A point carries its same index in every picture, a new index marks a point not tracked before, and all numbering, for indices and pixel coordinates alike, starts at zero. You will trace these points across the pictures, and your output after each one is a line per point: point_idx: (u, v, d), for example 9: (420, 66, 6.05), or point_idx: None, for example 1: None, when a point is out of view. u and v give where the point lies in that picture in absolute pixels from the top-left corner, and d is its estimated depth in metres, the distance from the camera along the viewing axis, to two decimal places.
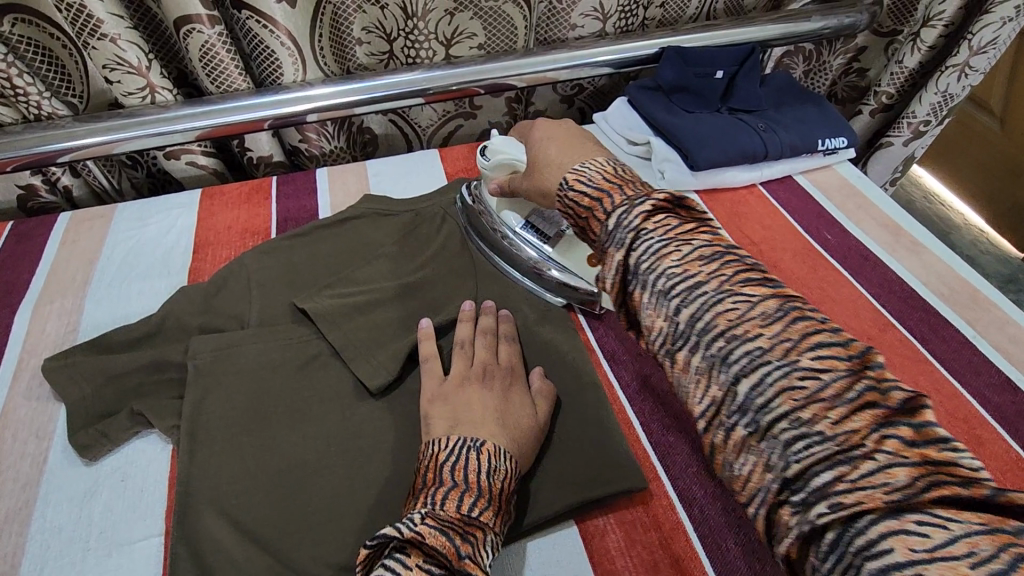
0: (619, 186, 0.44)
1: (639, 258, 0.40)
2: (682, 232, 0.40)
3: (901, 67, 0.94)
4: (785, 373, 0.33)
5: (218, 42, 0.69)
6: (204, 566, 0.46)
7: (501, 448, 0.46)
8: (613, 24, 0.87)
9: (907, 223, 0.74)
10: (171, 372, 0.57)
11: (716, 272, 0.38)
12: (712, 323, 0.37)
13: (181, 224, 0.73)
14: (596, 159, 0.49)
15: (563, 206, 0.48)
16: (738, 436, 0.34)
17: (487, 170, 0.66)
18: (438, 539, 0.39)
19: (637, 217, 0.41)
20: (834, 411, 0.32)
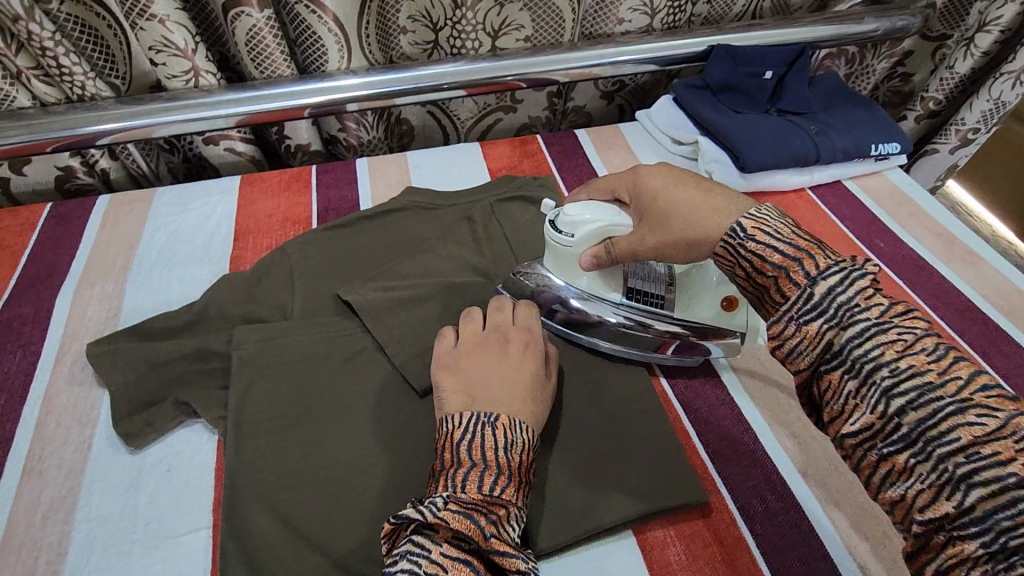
0: (818, 246, 0.40)
1: (852, 340, 0.36)
2: (896, 311, 0.36)
3: (952, 73, 0.92)
4: (958, 409, 0.33)
5: (265, 27, 0.68)
6: (255, 564, 0.44)
7: (515, 420, 0.46)
8: (661, 20, 0.85)
9: (963, 234, 0.72)
10: (215, 361, 0.56)
11: (874, 300, 0.37)
12: (848, 291, 0.37)
13: (222, 211, 0.72)
14: (769, 206, 0.44)
15: (733, 257, 0.43)
16: (902, 462, 0.34)
17: (572, 245, 0.54)
18: (463, 523, 0.40)
19: (856, 292, 0.37)
20: (1020, 449, 0.30)
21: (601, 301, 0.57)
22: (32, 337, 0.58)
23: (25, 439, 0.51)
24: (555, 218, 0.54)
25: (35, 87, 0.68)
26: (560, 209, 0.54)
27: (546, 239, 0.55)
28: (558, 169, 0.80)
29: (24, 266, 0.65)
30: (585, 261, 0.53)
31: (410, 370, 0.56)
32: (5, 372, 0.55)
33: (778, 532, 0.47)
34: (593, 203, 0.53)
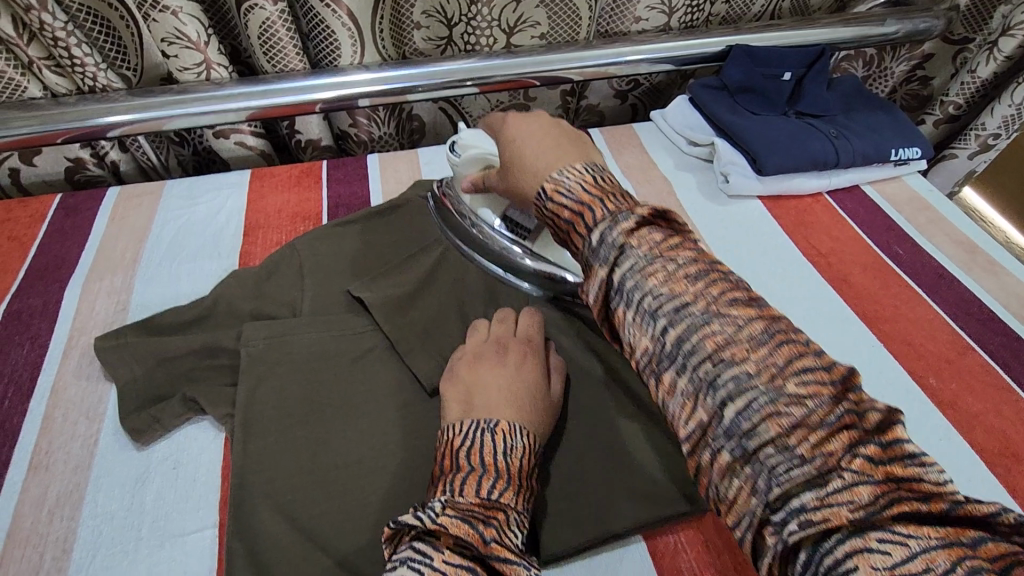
0: (602, 198, 0.39)
1: (624, 275, 0.36)
2: (666, 248, 0.36)
3: (974, 77, 0.90)
4: (771, 400, 0.30)
5: (278, 21, 0.67)
6: (261, 567, 0.44)
7: (514, 425, 0.45)
8: (678, 19, 0.83)
9: (984, 242, 0.71)
10: (222, 358, 0.55)
11: (647, 237, 0.37)
12: (699, 345, 0.33)
13: (231, 205, 0.71)
14: (574, 164, 0.42)
15: (542, 214, 0.42)
16: (724, 460, 0.31)
17: (459, 164, 0.62)
18: (461, 528, 0.37)
19: (623, 235, 0.37)
20: (823, 436, 0.29)
21: (483, 222, 0.63)
22: (41, 330, 0.58)
23: (31, 433, 0.51)
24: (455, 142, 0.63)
25: (47, 78, 0.67)
26: (460, 134, 0.62)
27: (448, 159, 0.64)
28: None
29: (34, 257, 0.64)
30: (465, 180, 0.60)
31: (420, 370, 0.55)
32: (13, 365, 0.55)
33: None
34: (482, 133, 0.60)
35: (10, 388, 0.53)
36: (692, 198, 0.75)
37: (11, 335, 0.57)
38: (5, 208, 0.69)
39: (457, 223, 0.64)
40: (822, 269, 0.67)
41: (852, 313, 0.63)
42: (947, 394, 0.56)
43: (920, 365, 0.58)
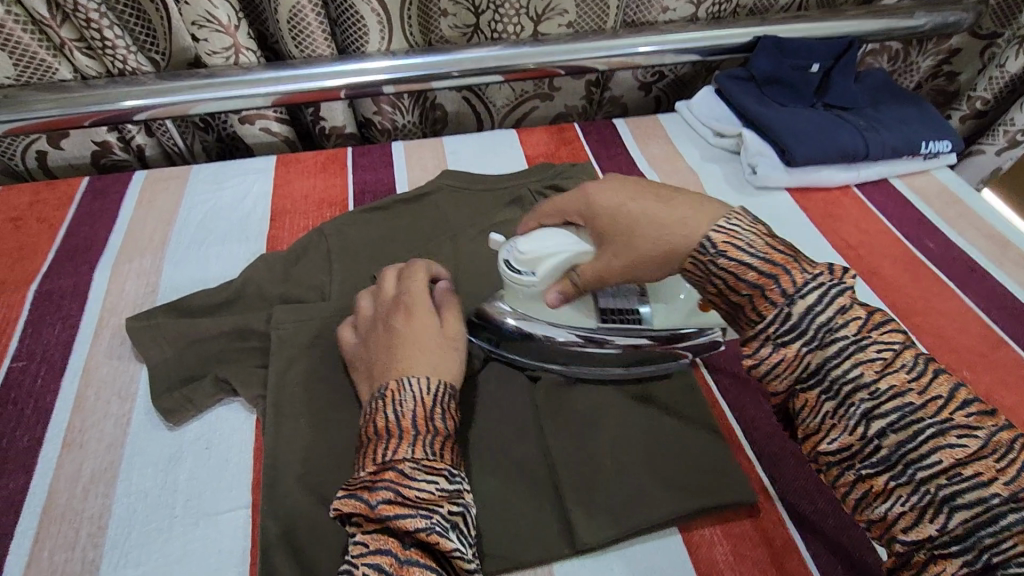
0: (792, 259, 0.40)
1: (830, 360, 0.37)
2: (870, 326, 0.38)
3: (1003, 72, 0.89)
4: (940, 430, 0.35)
5: (308, 5, 0.67)
6: (295, 547, 0.44)
7: (404, 380, 0.45)
8: (706, 9, 0.83)
9: (1015, 236, 0.70)
10: (253, 340, 0.55)
11: (852, 316, 0.38)
12: (855, 371, 0.37)
13: (257, 190, 0.71)
14: (735, 212, 0.43)
15: (701, 269, 0.43)
16: (881, 483, 0.36)
17: (535, 283, 0.49)
18: (348, 504, 0.40)
19: (833, 309, 0.38)
20: (999, 469, 0.33)
21: (570, 329, 0.54)
22: (71, 310, 0.58)
23: (65, 411, 0.51)
24: (508, 256, 0.49)
25: (77, 59, 0.68)
26: (513, 245, 0.49)
27: (508, 280, 0.50)
28: (595, 157, 0.78)
29: (63, 239, 0.65)
30: (552, 297, 0.50)
31: None
32: (45, 344, 0.55)
33: (829, 534, 0.46)
34: (545, 234, 0.48)
35: (43, 366, 0.53)
36: (718, 189, 0.74)
37: (42, 314, 0.57)
38: (33, 189, 0.70)
39: (521, 343, 0.54)
40: (851, 262, 0.67)
41: (883, 306, 0.62)
42: (981, 388, 0.55)
43: (953, 358, 0.58)
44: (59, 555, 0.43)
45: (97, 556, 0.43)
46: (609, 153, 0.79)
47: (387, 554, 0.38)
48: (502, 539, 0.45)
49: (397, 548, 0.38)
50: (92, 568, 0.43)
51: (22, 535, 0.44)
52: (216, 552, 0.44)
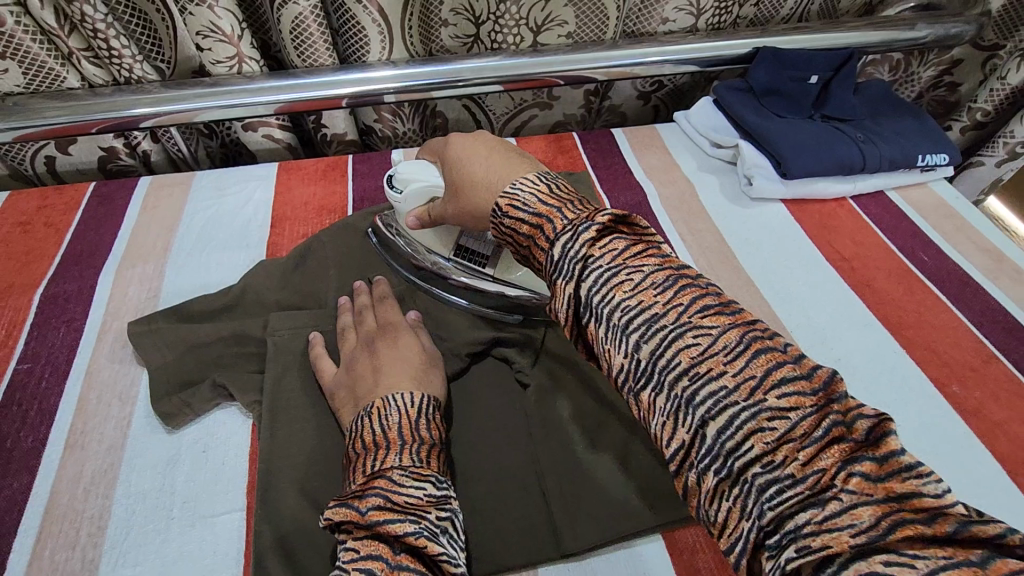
0: (558, 210, 0.41)
1: (588, 290, 0.37)
2: (629, 257, 0.38)
3: (1003, 84, 0.89)
4: (753, 415, 0.32)
5: (310, 16, 0.68)
6: (287, 551, 0.45)
7: (387, 395, 0.48)
8: (705, 20, 0.83)
9: (1012, 251, 0.70)
10: (250, 346, 0.57)
11: (610, 247, 0.38)
12: (674, 360, 0.34)
13: (259, 197, 0.72)
14: (527, 176, 0.45)
15: (502, 232, 0.45)
16: (646, 400, 0.36)
17: (399, 202, 0.57)
18: (341, 512, 0.39)
19: (583, 246, 0.38)
20: (802, 454, 0.30)
21: (435, 256, 0.61)
22: (75, 314, 0.59)
23: (67, 414, 0.52)
24: (392, 174, 0.57)
25: (85, 68, 0.69)
26: (395, 167, 0.57)
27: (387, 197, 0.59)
28: (593, 166, 0.79)
29: (69, 243, 0.66)
30: (410, 220, 0.57)
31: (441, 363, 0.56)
32: (50, 347, 0.57)
33: None
34: (421, 164, 0.56)
35: (47, 369, 0.55)
36: (714, 200, 0.75)
37: (47, 318, 0.59)
38: (42, 194, 0.71)
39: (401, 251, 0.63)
40: (844, 274, 0.67)
41: (874, 318, 0.62)
42: (969, 403, 0.55)
43: (943, 372, 0.58)
44: (60, 554, 0.45)
45: (96, 556, 0.45)
46: (606, 162, 0.79)
47: (377, 559, 0.37)
48: (488, 546, 0.46)
49: (387, 553, 0.37)
50: (90, 568, 0.44)
51: (23, 535, 0.45)
52: (211, 554, 0.45)
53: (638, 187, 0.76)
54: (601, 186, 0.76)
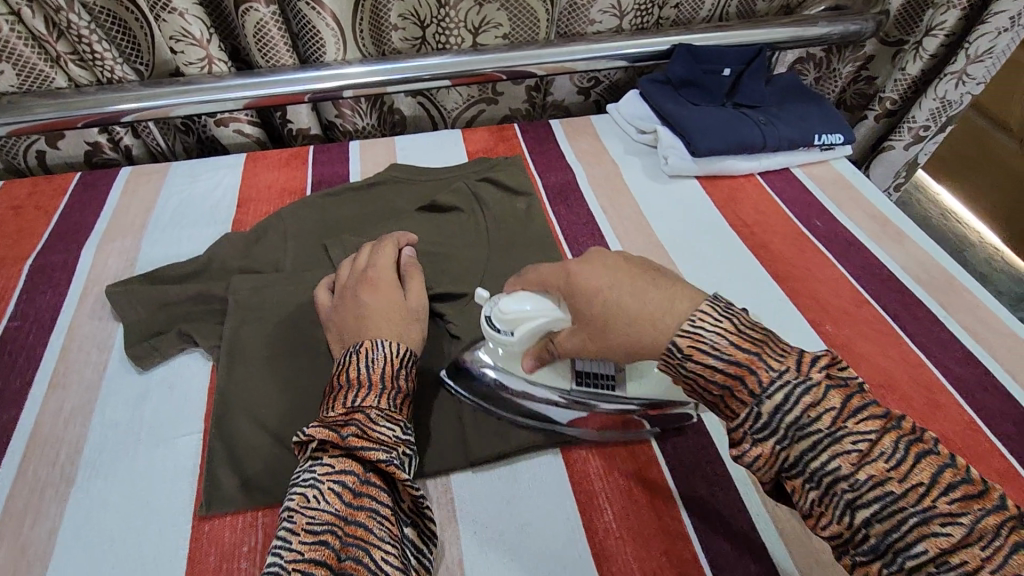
0: (756, 355, 0.40)
1: (806, 454, 0.38)
2: (848, 417, 0.38)
3: (904, 74, 0.97)
4: (924, 520, 0.35)
5: (270, 21, 0.78)
6: (237, 462, 0.53)
7: (376, 340, 0.52)
8: (630, 21, 0.93)
9: (896, 217, 0.79)
10: (214, 303, 0.65)
11: (827, 408, 0.38)
12: (921, 548, 0.34)
13: (226, 182, 0.81)
14: (703, 306, 0.43)
15: (675, 370, 0.43)
16: (875, 571, 0.36)
17: (513, 343, 0.51)
18: (323, 432, 0.45)
19: (804, 408, 0.38)
20: (985, 558, 0.33)
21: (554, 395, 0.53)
22: (61, 281, 0.68)
23: (51, 360, 0.60)
24: (491, 317, 0.51)
25: (71, 70, 0.78)
26: (496, 308, 0.51)
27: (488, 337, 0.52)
28: (529, 151, 0.88)
29: (56, 222, 0.75)
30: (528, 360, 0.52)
31: None
32: (37, 307, 0.65)
33: (688, 452, 0.55)
34: (526, 298, 0.50)
35: (34, 325, 0.63)
36: (636, 177, 0.84)
37: (36, 284, 0.67)
38: (33, 183, 0.80)
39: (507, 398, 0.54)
40: (743, 238, 0.76)
41: (766, 273, 0.71)
42: (840, 339, 0.64)
43: (821, 315, 0.66)
44: (43, 469, 0.52)
45: (73, 470, 0.52)
46: (541, 146, 0.89)
47: (349, 475, 0.45)
48: None
49: (358, 470, 0.45)
50: (68, 480, 0.52)
51: (12, 455, 0.53)
52: (173, 467, 0.53)
53: (568, 169, 0.85)
54: (534, 167, 0.85)
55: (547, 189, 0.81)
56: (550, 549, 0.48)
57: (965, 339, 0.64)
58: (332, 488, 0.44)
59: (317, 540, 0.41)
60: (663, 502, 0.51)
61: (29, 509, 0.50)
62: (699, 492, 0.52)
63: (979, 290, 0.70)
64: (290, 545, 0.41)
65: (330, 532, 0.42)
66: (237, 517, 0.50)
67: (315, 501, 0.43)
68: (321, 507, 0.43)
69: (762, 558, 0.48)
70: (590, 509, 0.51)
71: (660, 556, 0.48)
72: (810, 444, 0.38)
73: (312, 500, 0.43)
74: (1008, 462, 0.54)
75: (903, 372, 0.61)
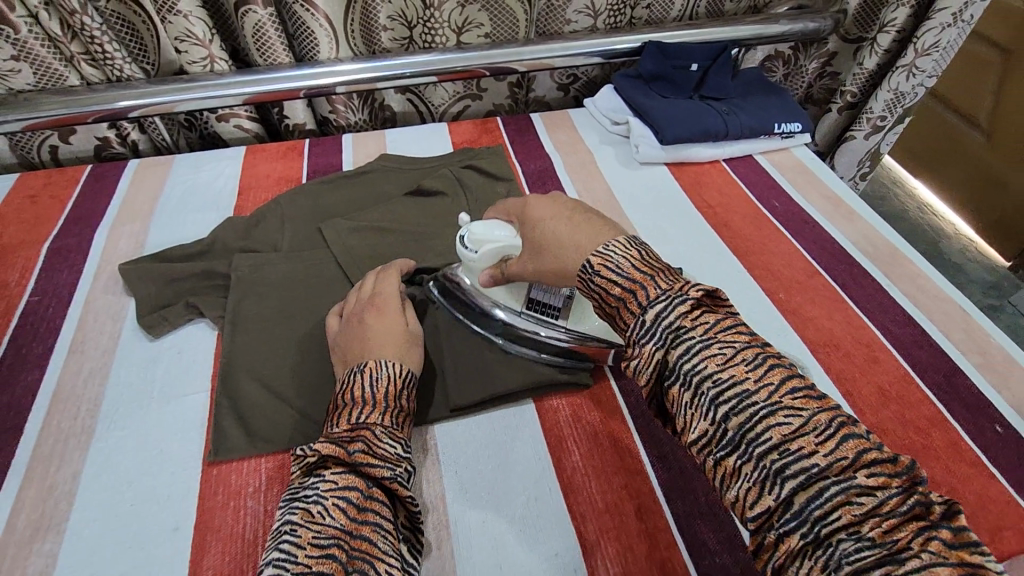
0: (651, 276, 0.46)
1: (680, 357, 0.42)
2: (720, 332, 0.43)
3: (863, 68, 1.04)
4: (771, 412, 0.39)
5: (268, 22, 0.84)
6: (240, 416, 0.58)
7: (381, 360, 0.55)
8: (604, 21, 1.00)
9: (848, 197, 0.85)
10: (218, 279, 0.70)
11: (701, 320, 0.44)
12: (766, 435, 0.38)
13: (228, 172, 0.87)
14: (618, 240, 0.50)
15: (588, 289, 0.50)
16: (730, 465, 0.39)
17: (477, 261, 0.62)
18: (331, 449, 0.47)
19: (678, 316, 0.43)
20: (819, 443, 0.37)
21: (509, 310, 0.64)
22: (76, 260, 0.73)
23: (70, 330, 0.66)
24: (464, 236, 0.62)
25: (83, 69, 0.84)
26: (467, 229, 0.62)
27: (460, 255, 0.63)
28: (510, 142, 0.94)
29: (70, 209, 0.80)
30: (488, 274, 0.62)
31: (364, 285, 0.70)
32: (55, 284, 0.70)
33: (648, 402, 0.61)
34: (490, 226, 0.61)
35: (53, 300, 0.68)
36: (610, 165, 0.90)
37: (54, 264, 0.73)
38: (47, 174, 0.86)
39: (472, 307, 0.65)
40: (707, 218, 0.82)
41: (726, 248, 0.77)
42: (792, 305, 0.70)
43: (775, 285, 0.72)
44: (65, 422, 0.58)
45: (93, 423, 0.58)
46: (521, 138, 0.95)
47: (355, 490, 0.45)
48: None
49: (362, 485, 0.46)
50: (88, 431, 0.57)
51: (37, 410, 0.59)
52: (183, 421, 0.58)
53: (546, 158, 0.91)
54: (515, 157, 0.91)
55: (527, 176, 0.87)
56: (523, 486, 0.54)
57: (906, 304, 0.70)
58: (338, 503, 0.44)
59: (323, 553, 0.41)
60: (625, 445, 0.57)
61: (53, 456, 0.55)
62: (658, 437, 0.57)
63: (923, 262, 0.76)
64: (296, 558, 0.40)
65: (336, 545, 0.42)
66: (242, 463, 0.55)
67: (321, 516, 0.43)
68: (327, 522, 0.43)
69: (711, 491, 0.53)
70: (559, 451, 0.56)
71: (621, 490, 0.53)
72: (684, 349, 0.42)
73: (318, 515, 0.43)
74: (938, 410, 0.59)
75: (844, 333, 0.67)
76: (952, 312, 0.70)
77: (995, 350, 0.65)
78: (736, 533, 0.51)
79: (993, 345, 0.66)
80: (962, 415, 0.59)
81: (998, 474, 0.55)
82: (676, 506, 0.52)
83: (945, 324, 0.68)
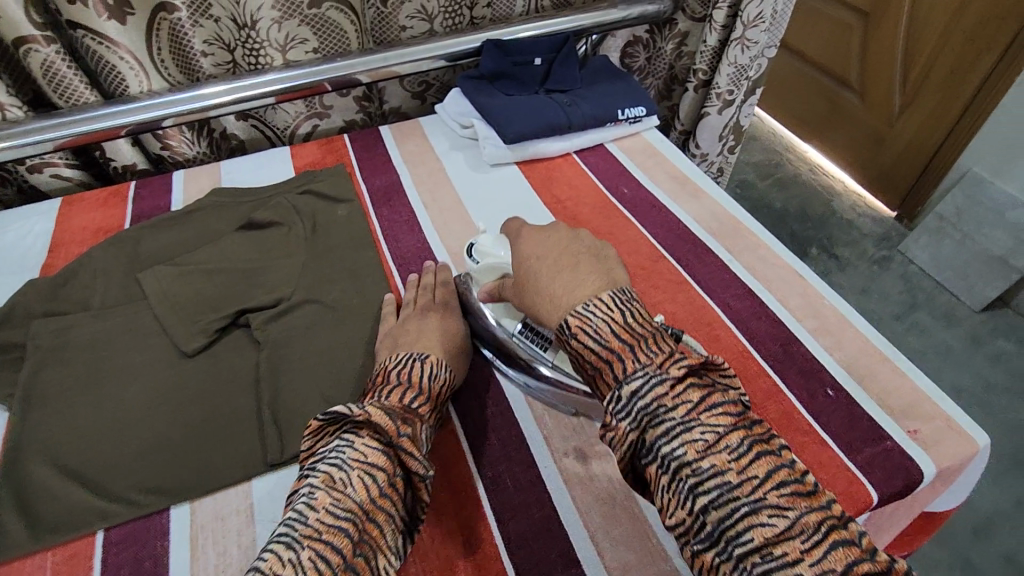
0: (630, 346, 0.43)
1: (659, 440, 0.40)
2: (703, 412, 0.40)
3: (707, 45, 1.05)
4: (753, 510, 0.36)
5: (58, 60, 0.76)
6: (25, 506, 0.52)
7: (441, 362, 0.56)
8: (441, 24, 0.97)
9: (694, 176, 0.85)
10: (13, 352, 0.63)
11: (682, 399, 0.40)
12: (748, 536, 0.36)
13: (38, 229, 0.79)
14: (600, 296, 0.47)
15: (565, 347, 0.47)
16: (709, 560, 0.37)
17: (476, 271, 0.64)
18: (382, 418, 0.45)
19: (657, 397, 0.40)
20: (805, 550, 0.34)
21: (502, 329, 0.61)
22: None
23: None
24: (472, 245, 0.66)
25: None
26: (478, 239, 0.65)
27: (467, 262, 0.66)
28: (355, 159, 0.90)
29: None
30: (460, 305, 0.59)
31: (189, 335, 0.64)
32: None
33: (485, 419, 0.58)
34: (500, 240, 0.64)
35: None
36: (459, 171, 0.87)
37: None
38: None
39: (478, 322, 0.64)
40: (557, 213, 0.80)
41: None
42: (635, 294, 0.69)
43: None
44: None
45: None
46: (367, 153, 0.91)
47: (383, 470, 0.43)
48: (206, 471, 0.55)
49: (389, 469, 0.44)
50: None
51: None
52: None
53: (392, 171, 0.87)
54: (360, 174, 0.87)
55: (370, 194, 0.84)
56: None
57: (746, 277, 0.70)
58: (364, 479, 0.42)
59: (336, 525, 0.39)
60: (457, 471, 0.54)
61: None
62: (493, 455, 0.55)
63: (762, 232, 0.76)
64: (306, 521, 0.39)
65: (351, 523, 0.40)
66: (25, 561, 0.49)
67: (345, 485, 0.41)
68: (348, 493, 0.41)
69: (546, 504, 0.51)
70: None
71: (451, 520, 0.50)
72: (663, 429, 0.40)
73: (340, 483, 0.41)
74: (772, 382, 0.59)
75: (686, 315, 0.66)
76: (790, 280, 0.70)
77: (827, 311, 0.66)
78: (569, 547, 0.49)
79: (825, 306, 0.66)
80: (795, 381, 0.59)
81: (828, 439, 0.54)
82: (506, 528, 0.50)
83: (782, 291, 0.68)
